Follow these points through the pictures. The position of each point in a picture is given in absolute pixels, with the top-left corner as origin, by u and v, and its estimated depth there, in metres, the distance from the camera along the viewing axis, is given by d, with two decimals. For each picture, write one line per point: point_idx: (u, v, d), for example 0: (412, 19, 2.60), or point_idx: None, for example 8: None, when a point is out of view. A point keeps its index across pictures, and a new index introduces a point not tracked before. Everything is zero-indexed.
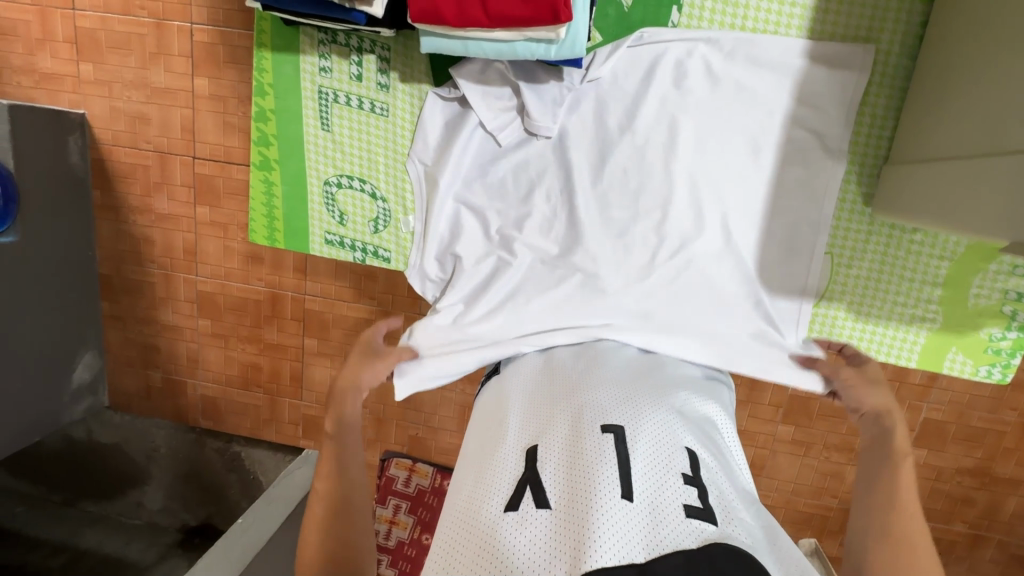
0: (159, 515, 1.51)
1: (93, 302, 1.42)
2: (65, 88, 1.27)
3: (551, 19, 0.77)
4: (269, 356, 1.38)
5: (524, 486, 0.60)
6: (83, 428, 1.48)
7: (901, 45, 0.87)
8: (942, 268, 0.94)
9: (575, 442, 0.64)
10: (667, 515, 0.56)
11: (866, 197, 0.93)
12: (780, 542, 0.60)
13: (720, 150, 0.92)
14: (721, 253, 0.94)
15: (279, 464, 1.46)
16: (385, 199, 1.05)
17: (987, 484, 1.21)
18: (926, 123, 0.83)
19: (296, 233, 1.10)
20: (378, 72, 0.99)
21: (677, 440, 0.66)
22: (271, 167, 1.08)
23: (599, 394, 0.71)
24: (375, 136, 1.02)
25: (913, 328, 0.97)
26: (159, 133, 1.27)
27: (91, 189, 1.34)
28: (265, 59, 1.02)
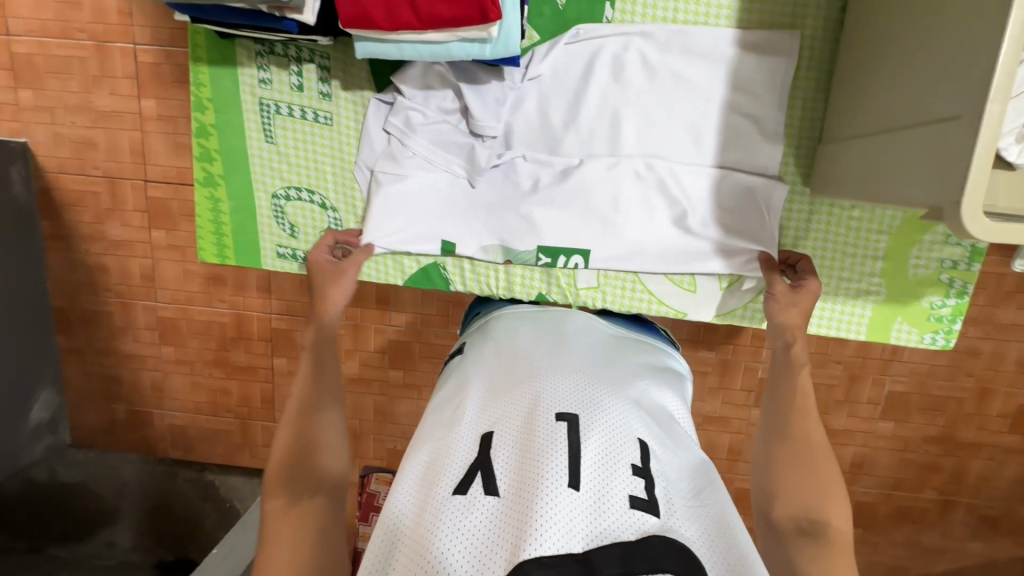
0: (132, 553, 1.46)
1: (48, 336, 1.36)
2: (4, 117, 1.22)
3: (479, 18, 0.77)
4: (238, 379, 1.35)
5: (475, 471, 0.61)
6: (44, 469, 1.42)
7: (825, 30, 0.91)
8: (881, 242, 0.98)
9: (530, 430, 0.64)
10: (610, 506, 0.57)
11: (804, 178, 0.96)
12: (716, 525, 0.61)
13: (658, 143, 0.95)
14: (668, 235, 0.98)
15: (255, 489, 1.41)
16: (335, 208, 1.04)
17: (951, 450, 1.26)
18: (854, 101, 0.85)
19: (246, 248, 1.08)
20: (319, 81, 0.98)
21: (631, 431, 0.66)
22: (216, 183, 1.06)
23: (557, 379, 0.71)
24: (320, 145, 1.01)
25: (861, 301, 1.00)
26: (107, 158, 1.23)
27: (38, 219, 1.29)
28: (202, 73, 1.00)
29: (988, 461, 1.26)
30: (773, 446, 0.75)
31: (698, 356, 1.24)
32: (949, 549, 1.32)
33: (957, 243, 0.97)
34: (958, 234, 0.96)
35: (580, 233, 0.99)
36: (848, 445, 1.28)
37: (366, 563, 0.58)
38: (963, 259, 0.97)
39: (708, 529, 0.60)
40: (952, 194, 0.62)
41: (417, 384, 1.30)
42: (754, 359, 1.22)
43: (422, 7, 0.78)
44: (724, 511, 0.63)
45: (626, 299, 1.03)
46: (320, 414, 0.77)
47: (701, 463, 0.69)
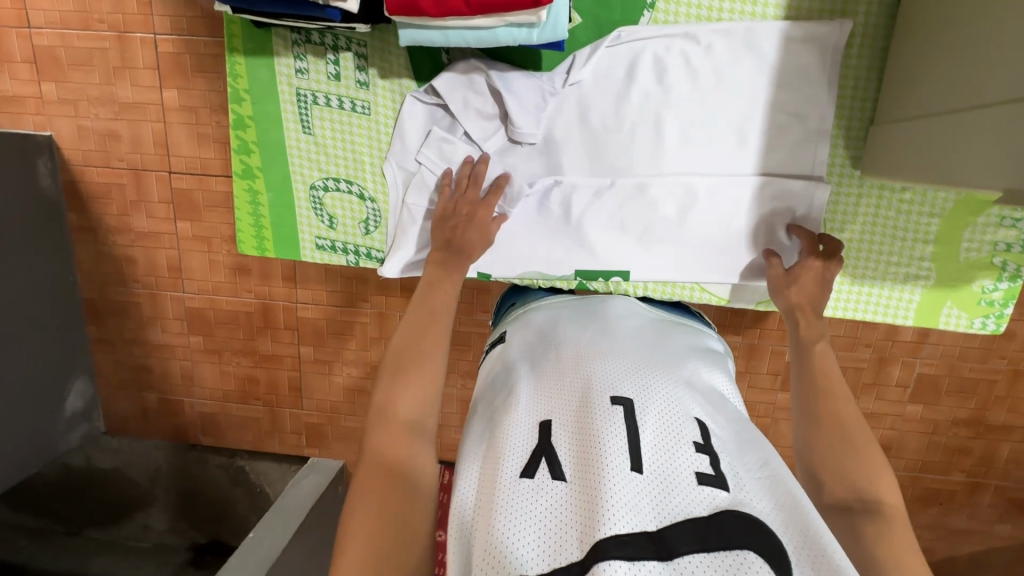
0: (168, 535, 1.51)
1: (79, 327, 1.39)
2: (28, 110, 1.22)
3: (531, 2, 0.75)
4: (266, 367, 1.37)
5: (538, 457, 0.62)
6: (81, 455, 1.46)
7: (878, 5, 0.87)
8: (932, 225, 0.96)
9: (587, 414, 0.65)
10: (678, 484, 0.59)
11: (853, 159, 0.94)
12: (786, 489, 0.61)
13: (704, 129, 0.92)
14: (712, 227, 0.97)
15: (285, 473, 1.45)
16: (373, 199, 1.04)
17: (981, 433, 1.25)
18: (908, 84, 0.83)
19: (285, 241, 1.09)
20: (357, 70, 0.97)
21: (686, 412, 0.68)
22: (254, 175, 1.06)
23: (607, 364, 0.72)
24: (358, 135, 1.00)
25: (908, 286, 0.99)
26: (131, 150, 1.23)
27: (65, 212, 1.30)
28: (238, 64, 0.99)
29: (1018, 444, 1.25)
30: (809, 433, 0.74)
31: (725, 341, 1.23)
32: (975, 530, 1.32)
33: (1012, 225, 0.94)
34: (1013, 216, 0.94)
35: (622, 224, 0.98)
36: (875, 428, 1.27)
37: (445, 558, 0.60)
38: (1017, 241, 0.95)
39: (772, 492, 0.61)
40: None
41: None
42: (781, 343, 1.21)
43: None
44: (790, 479, 0.63)
45: (666, 287, 1.02)
46: (400, 388, 0.70)
47: (758, 436, 0.70)
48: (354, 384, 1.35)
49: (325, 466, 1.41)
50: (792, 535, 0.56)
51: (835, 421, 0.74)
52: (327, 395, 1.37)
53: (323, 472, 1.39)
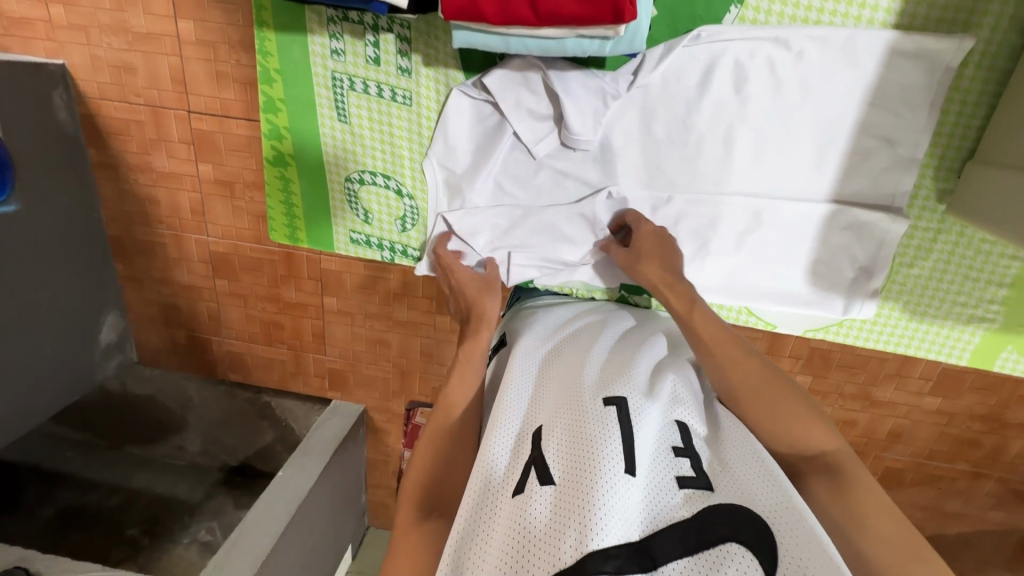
0: (202, 457, 1.54)
1: (108, 263, 1.40)
2: (37, 35, 1.15)
3: (611, 19, 0.74)
4: (289, 314, 1.39)
5: (529, 468, 0.70)
6: (117, 381, 1.57)
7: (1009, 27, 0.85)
8: (1011, 269, 1.02)
9: (581, 418, 0.73)
10: (660, 489, 0.67)
11: (940, 194, 0.98)
12: (771, 486, 0.68)
13: (755, 152, 0.96)
14: (762, 258, 1.03)
15: (309, 412, 1.53)
16: (410, 195, 1.12)
17: (995, 428, 1.25)
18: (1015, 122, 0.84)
19: (321, 234, 1.21)
20: (398, 54, 1.00)
21: (667, 418, 0.76)
22: (286, 163, 1.14)
23: (600, 375, 0.82)
24: (396, 123, 1.06)
25: (971, 326, 1.07)
26: (148, 85, 1.17)
27: (86, 147, 1.26)
28: (267, 39, 1.03)
29: None
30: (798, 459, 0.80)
31: None
32: (969, 514, 1.37)
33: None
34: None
35: (675, 237, 1.03)
36: (888, 415, 1.27)
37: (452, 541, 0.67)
38: None
39: (750, 491, 0.67)
40: None
41: None
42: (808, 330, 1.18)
43: (543, 4, 0.74)
44: (778, 475, 0.70)
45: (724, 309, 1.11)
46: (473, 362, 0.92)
47: (746, 439, 0.77)
48: (375, 336, 1.37)
49: (347, 409, 1.48)
50: (775, 516, 0.64)
51: (770, 415, 0.80)
52: (350, 344, 1.40)
53: (344, 415, 1.46)
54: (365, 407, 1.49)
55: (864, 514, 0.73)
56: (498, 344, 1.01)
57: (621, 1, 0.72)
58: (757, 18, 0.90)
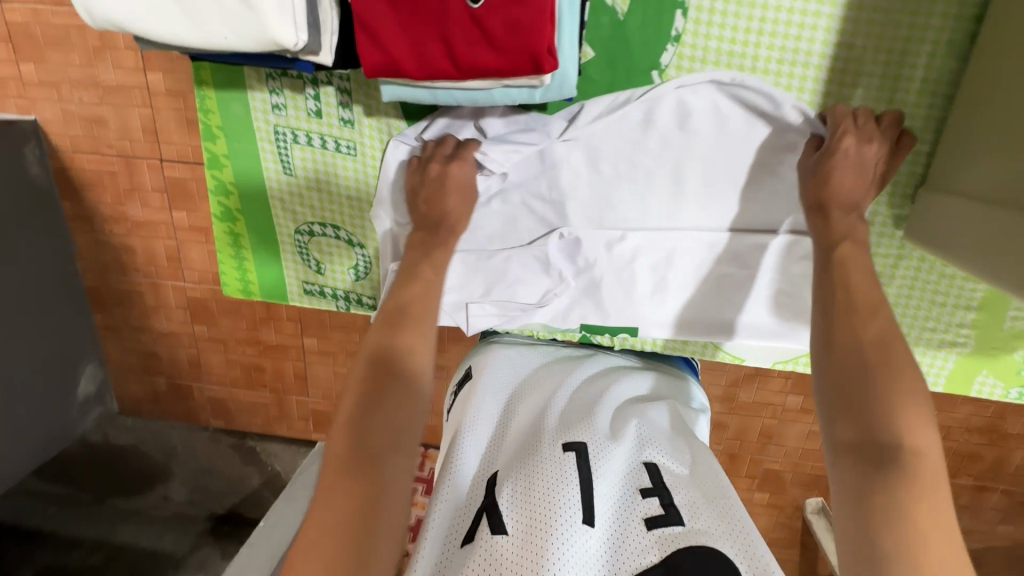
0: (186, 506, 1.49)
1: (86, 313, 1.39)
2: (10, 92, 1.16)
3: (530, 69, 0.72)
4: (270, 356, 1.37)
5: (481, 514, 0.65)
6: (99, 432, 1.53)
7: (949, 41, 0.80)
8: (977, 291, 0.90)
9: (541, 463, 0.68)
10: (626, 536, 0.61)
11: (895, 220, 0.89)
12: (742, 527, 0.64)
13: (711, 186, 0.91)
14: (732, 288, 0.96)
15: (295, 456, 1.50)
16: (361, 244, 1.01)
17: (995, 440, 1.22)
18: (975, 134, 0.76)
19: (271, 290, 1.08)
20: (339, 107, 0.92)
21: (634, 458, 0.71)
22: (235, 219, 1.04)
23: (562, 420, 0.77)
24: (343, 176, 0.96)
25: (942, 351, 0.94)
26: (119, 136, 1.17)
27: (60, 200, 1.26)
28: (208, 98, 0.95)
29: None
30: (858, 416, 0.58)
31: None
32: (977, 529, 1.32)
33: None
34: None
35: (633, 277, 0.97)
36: None
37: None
38: None
39: (726, 531, 0.62)
40: None
41: (445, 365, 1.29)
42: None
43: (462, 56, 0.72)
44: (739, 513, 0.66)
45: (681, 344, 1.01)
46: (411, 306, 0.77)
47: (718, 475, 0.72)
48: None
49: None
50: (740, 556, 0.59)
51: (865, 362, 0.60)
52: (332, 385, 1.38)
53: None
54: None
55: (915, 524, 0.50)
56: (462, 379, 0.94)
57: (540, 51, 0.70)
58: (694, 56, 0.86)
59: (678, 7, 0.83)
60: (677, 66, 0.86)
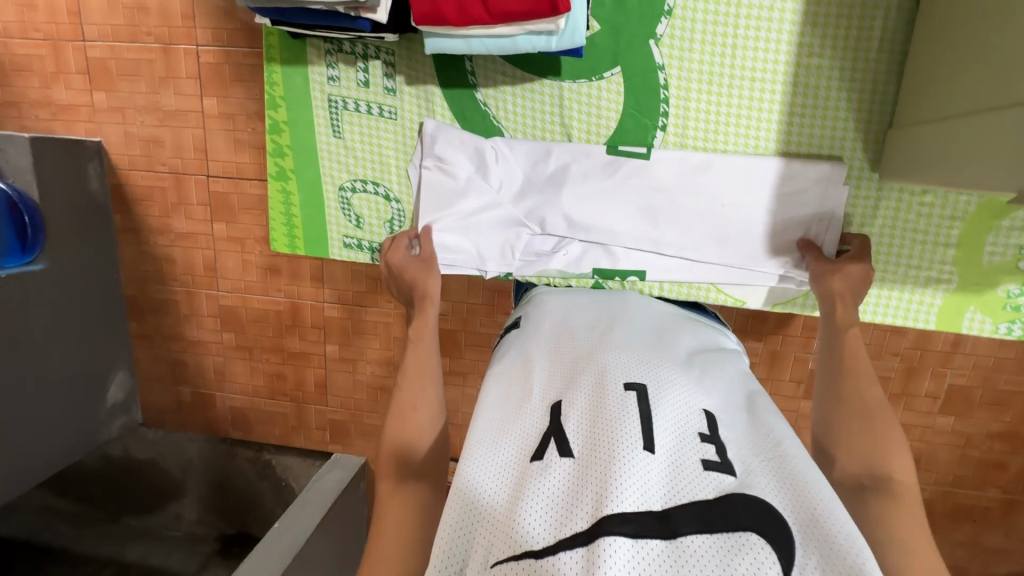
0: (197, 525, 1.53)
1: (122, 322, 1.46)
2: (81, 118, 1.31)
3: (550, 11, 0.76)
4: (293, 364, 1.42)
5: (548, 437, 0.58)
6: (119, 445, 1.52)
7: (897, 12, 0.86)
8: (953, 229, 0.93)
9: (598, 401, 0.60)
10: (684, 469, 0.54)
11: (871, 163, 0.92)
12: (806, 471, 0.55)
13: (708, 140, 0.95)
14: (737, 226, 0.96)
15: (310, 468, 1.48)
16: (398, 200, 1.07)
17: (1018, 447, 1.20)
18: (929, 87, 0.80)
19: (314, 240, 1.13)
20: (384, 77, 1.01)
21: (696, 401, 0.62)
22: (287, 177, 1.11)
23: (622, 352, 0.68)
24: (385, 139, 1.04)
25: (929, 289, 0.96)
26: (173, 155, 1.30)
27: (112, 214, 1.38)
28: (275, 73, 1.04)
29: None
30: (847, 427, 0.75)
31: (746, 347, 1.21)
32: (1013, 549, 1.27)
33: None
34: None
35: (647, 213, 0.97)
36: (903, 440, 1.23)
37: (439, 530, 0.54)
38: None
39: (781, 480, 0.53)
40: None
41: (462, 372, 1.32)
42: (804, 350, 1.19)
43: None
44: (806, 459, 0.57)
45: (684, 288, 1.01)
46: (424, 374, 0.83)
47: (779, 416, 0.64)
48: (376, 383, 1.39)
49: (348, 462, 1.44)
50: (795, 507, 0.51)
51: (871, 451, 0.72)
52: (351, 393, 1.41)
53: (345, 468, 1.43)
54: (366, 459, 1.46)
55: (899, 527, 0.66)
56: (510, 325, 0.84)
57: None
58: (685, 27, 0.91)
59: None
60: (671, 36, 0.91)
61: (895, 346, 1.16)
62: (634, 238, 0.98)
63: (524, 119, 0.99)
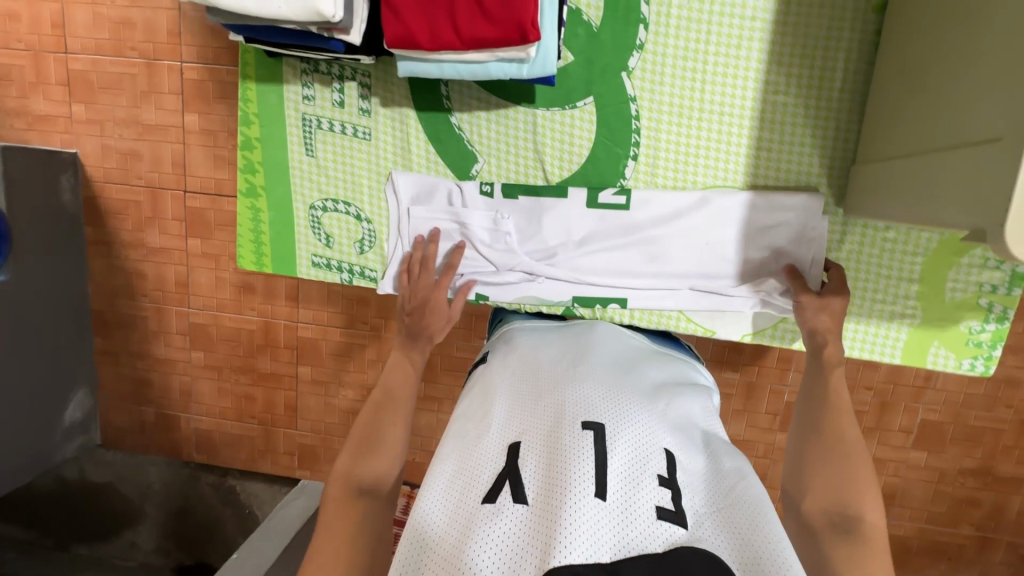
0: (154, 555, 1.48)
1: (87, 337, 1.41)
2: (58, 129, 1.29)
3: (519, 39, 0.77)
4: (263, 386, 1.38)
5: (503, 480, 0.55)
6: (75, 468, 1.45)
7: (860, 51, 0.89)
8: (917, 265, 0.95)
9: (554, 439, 0.58)
10: (637, 516, 0.52)
11: (838, 199, 0.94)
12: (758, 523, 0.54)
13: (682, 171, 0.97)
14: (708, 262, 0.98)
15: (275, 495, 1.43)
16: (369, 220, 1.07)
17: (990, 484, 1.21)
18: (890, 122, 0.83)
19: (282, 258, 1.11)
20: (360, 98, 1.01)
21: (656, 440, 0.61)
22: (258, 194, 1.09)
23: (584, 386, 0.66)
24: (358, 159, 1.04)
25: (897, 325, 0.98)
26: (150, 169, 1.29)
27: (83, 227, 1.35)
28: (249, 90, 1.04)
29: None
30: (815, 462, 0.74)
31: (722, 378, 1.21)
32: None
33: (1000, 267, 0.93)
34: (998, 257, 0.93)
35: (620, 247, 0.99)
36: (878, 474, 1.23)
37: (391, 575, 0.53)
38: (1004, 283, 0.93)
39: (728, 532, 0.53)
40: (996, 215, 0.57)
41: (436, 397, 1.30)
42: (780, 382, 1.19)
43: (464, 27, 0.79)
44: (762, 506, 0.56)
45: (654, 317, 1.02)
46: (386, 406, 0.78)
47: (737, 456, 0.64)
48: (348, 407, 1.35)
49: (316, 489, 1.39)
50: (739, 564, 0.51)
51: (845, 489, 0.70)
52: (322, 417, 1.37)
53: (311, 495, 1.37)
54: None
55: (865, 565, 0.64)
56: (478, 362, 0.82)
57: (525, 22, 0.76)
58: (656, 62, 0.93)
59: (641, 21, 0.92)
60: (642, 69, 0.94)
61: (869, 378, 1.17)
62: (608, 272, 1.01)
63: (498, 145, 1.00)
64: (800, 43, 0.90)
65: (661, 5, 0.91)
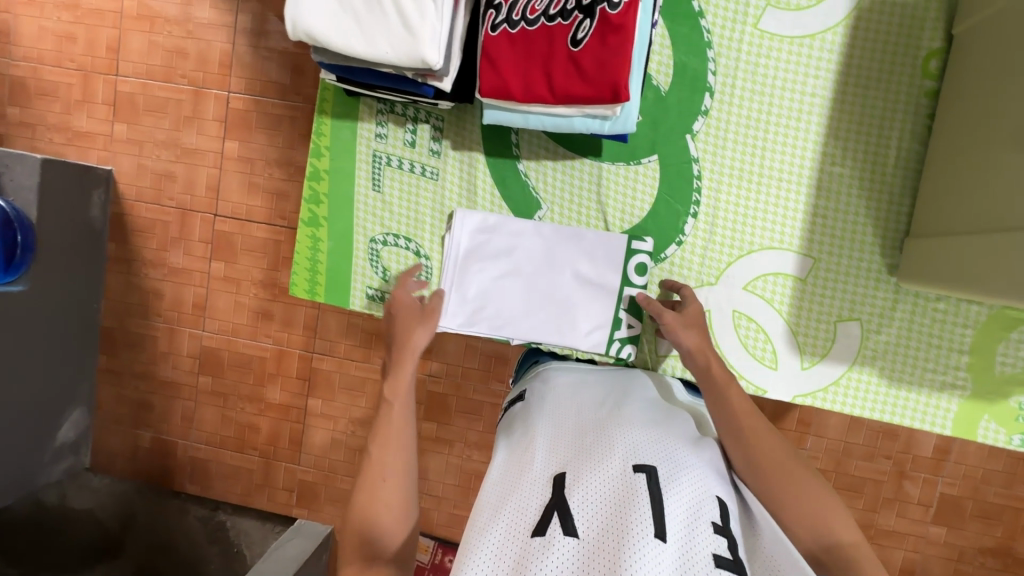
0: None
1: (92, 354, 1.38)
2: (96, 146, 1.32)
3: (610, 97, 0.81)
4: (270, 417, 1.34)
5: (551, 512, 0.54)
6: (56, 492, 1.37)
7: (912, 134, 0.94)
8: (966, 336, 0.97)
9: (605, 475, 0.57)
10: (697, 564, 0.52)
11: (889, 268, 0.97)
12: None
13: (736, 231, 1.00)
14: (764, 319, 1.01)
15: (267, 535, 1.36)
16: (428, 257, 1.08)
17: (1009, 565, 1.18)
18: (942, 199, 0.87)
19: (337, 287, 1.11)
20: (431, 140, 1.05)
21: (707, 488, 0.61)
22: (319, 224, 1.10)
23: (629, 426, 0.66)
24: (423, 198, 1.07)
25: (944, 395, 0.98)
26: (183, 191, 1.30)
27: (106, 242, 1.34)
28: (324, 124, 1.07)
29: None
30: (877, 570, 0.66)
31: None
32: None
33: None
34: None
35: None
36: (897, 547, 1.20)
37: None
38: None
39: None
40: None
41: (447, 439, 1.26)
42: (798, 445, 1.19)
43: (558, 84, 0.84)
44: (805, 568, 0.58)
45: None
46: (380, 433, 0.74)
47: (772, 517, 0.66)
48: (355, 444, 1.31)
49: (312, 530, 1.33)
50: None
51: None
52: (327, 453, 1.32)
53: (308, 537, 1.31)
54: (332, 529, 1.34)
55: None
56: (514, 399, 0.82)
57: (619, 82, 0.80)
58: (719, 127, 0.98)
59: (706, 89, 0.97)
60: (706, 133, 0.98)
61: (887, 447, 1.17)
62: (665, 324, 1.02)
63: (561, 193, 1.03)
64: (848, 121, 0.96)
65: (726, 76, 0.97)
